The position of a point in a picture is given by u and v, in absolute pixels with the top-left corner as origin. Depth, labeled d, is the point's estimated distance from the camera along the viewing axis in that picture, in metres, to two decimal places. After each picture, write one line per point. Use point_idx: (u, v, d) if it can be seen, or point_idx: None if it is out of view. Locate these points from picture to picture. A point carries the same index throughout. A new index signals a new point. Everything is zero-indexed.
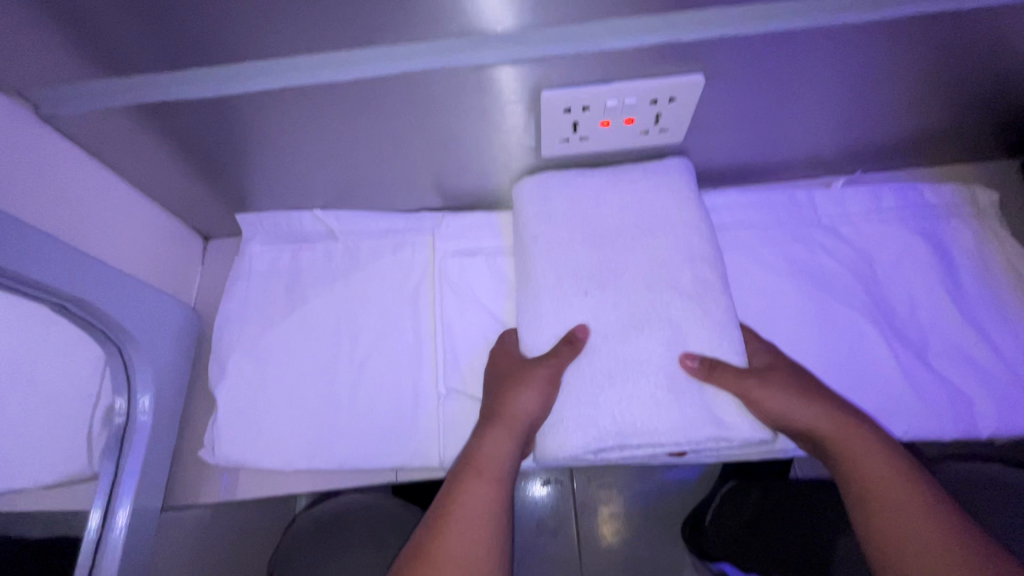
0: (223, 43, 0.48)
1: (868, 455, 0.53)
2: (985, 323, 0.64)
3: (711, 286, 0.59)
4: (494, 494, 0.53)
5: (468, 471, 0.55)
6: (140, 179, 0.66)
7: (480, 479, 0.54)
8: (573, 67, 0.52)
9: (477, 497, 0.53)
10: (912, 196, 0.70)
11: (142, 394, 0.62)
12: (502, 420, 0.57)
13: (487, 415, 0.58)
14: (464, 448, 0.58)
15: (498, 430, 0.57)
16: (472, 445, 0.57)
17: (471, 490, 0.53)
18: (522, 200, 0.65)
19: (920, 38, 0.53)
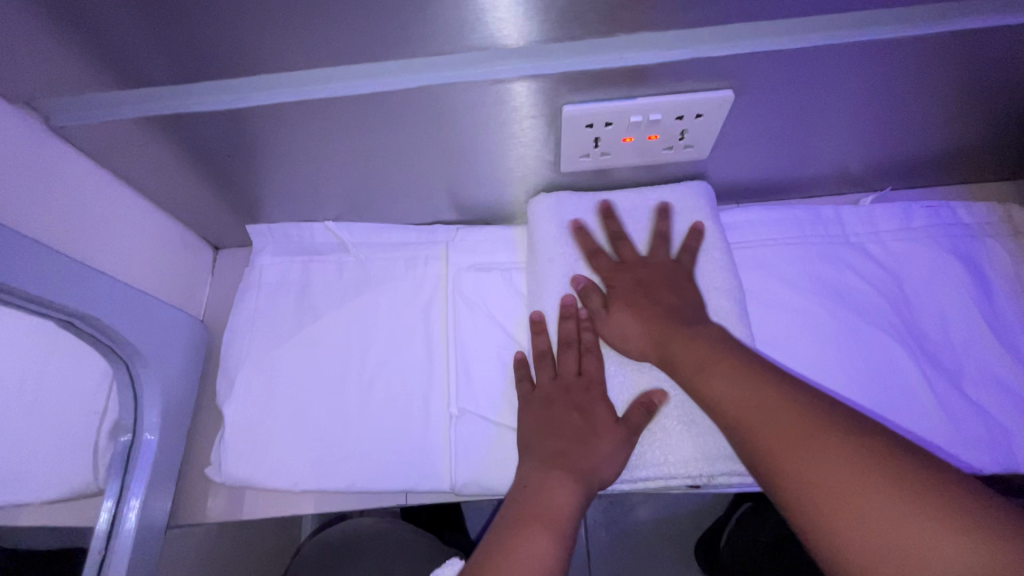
0: (234, 57, 0.46)
1: (694, 350, 0.51)
2: (1022, 350, 0.61)
3: (728, 314, 0.58)
4: (559, 546, 0.47)
5: (533, 519, 0.48)
6: (148, 189, 0.64)
7: (545, 528, 0.48)
8: (599, 81, 0.50)
9: (541, 545, 0.46)
10: (945, 215, 0.67)
11: (149, 411, 0.61)
12: (572, 467, 0.51)
13: (551, 456, 0.52)
14: (524, 493, 0.51)
15: (565, 474, 0.51)
16: (534, 487, 0.51)
17: (534, 537, 0.47)
18: (537, 218, 0.63)
19: (969, 53, 0.50)
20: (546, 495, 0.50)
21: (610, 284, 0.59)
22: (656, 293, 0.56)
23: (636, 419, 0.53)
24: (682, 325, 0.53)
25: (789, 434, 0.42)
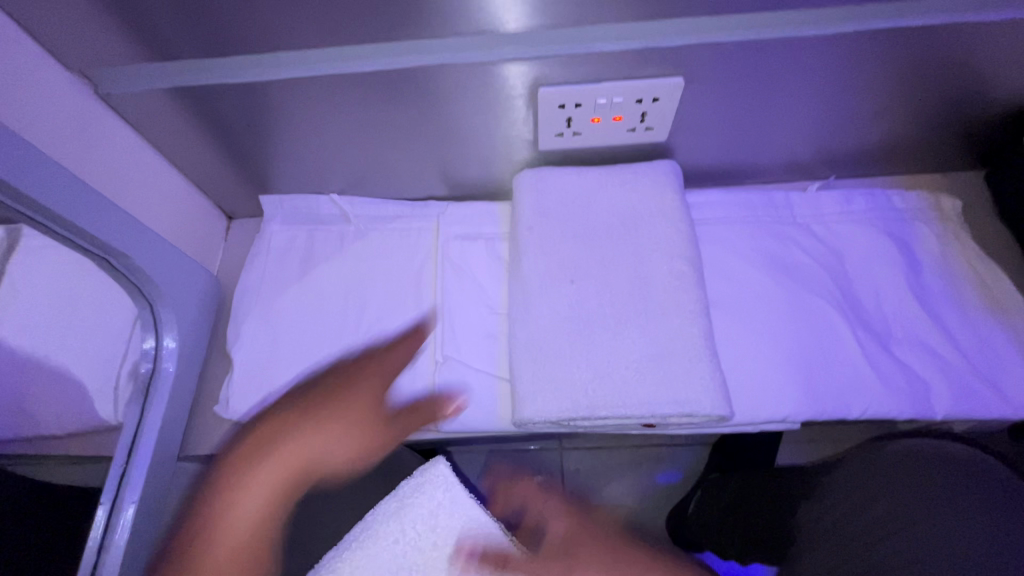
0: (260, 35, 0.55)
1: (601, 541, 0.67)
2: (944, 316, 0.68)
3: (686, 272, 0.64)
4: (273, 492, 0.60)
5: (263, 456, 0.61)
6: (175, 157, 0.73)
7: (279, 463, 0.61)
8: (567, 66, 0.59)
9: (252, 501, 0.59)
10: (882, 201, 0.75)
11: (168, 335, 0.68)
12: (271, 450, 0.61)
13: (324, 395, 0.66)
14: (255, 439, 0.63)
15: (263, 438, 0.63)
16: (262, 432, 0.63)
17: (256, 469, 0.60)
18: (518, 189, 0.71)
19: (882, 52, 0.59)
20: (281, 437, 0.62)
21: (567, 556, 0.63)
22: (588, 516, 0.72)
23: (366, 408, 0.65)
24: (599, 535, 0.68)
25: None
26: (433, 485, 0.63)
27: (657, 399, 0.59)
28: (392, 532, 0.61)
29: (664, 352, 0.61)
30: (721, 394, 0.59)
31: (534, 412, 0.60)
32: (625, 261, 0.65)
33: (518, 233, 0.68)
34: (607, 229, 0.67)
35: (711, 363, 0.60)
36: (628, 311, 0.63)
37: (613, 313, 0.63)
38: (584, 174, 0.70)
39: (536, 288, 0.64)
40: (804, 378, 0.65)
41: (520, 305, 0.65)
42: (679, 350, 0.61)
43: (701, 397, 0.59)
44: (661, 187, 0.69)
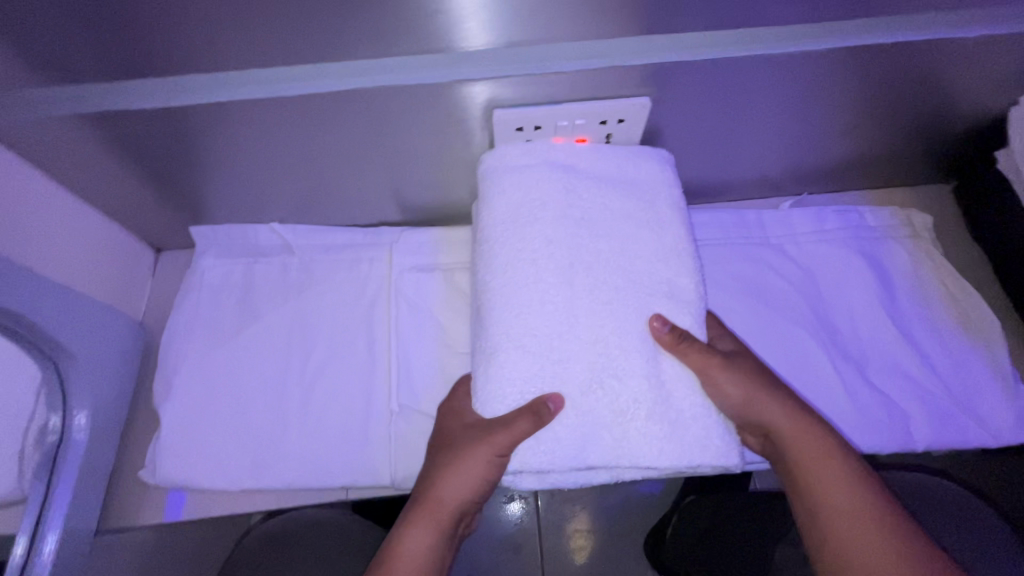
0: (169, 52, 0.48)
1: (466, 468, 0.51)
2: (920, 340, 0.66)
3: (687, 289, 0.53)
4: (440, 539, 0.52)
5: (418, 516, 0.52)
6: (82, 189, 0.64)
7: (427, 524, 0.52)
8: (524, 87, 0.53)
9: (422, 539, 0.51)
10: (853, 218, 0.72)
11: (78, 410, 0.58)
12: (428, 515, 0.52)
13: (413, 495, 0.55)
14: (419, 481, 0.55)
15: (423, 523, 0.52)
16: (425, 482, 0.54)
17: (417, 533, 0.51)
18: (489, 178, 0.56)
19: (855, 68, 0.56)
20: (430, 488, 0.53)
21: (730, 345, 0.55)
22: (448, 455, 0.52)
23: (520, 428, 0.47)
24: (446, 457, 0.52)
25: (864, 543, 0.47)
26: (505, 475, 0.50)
27: (670, 456, 0.49)
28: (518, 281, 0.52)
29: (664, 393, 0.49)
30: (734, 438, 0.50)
31: (520, 483, 0.51)
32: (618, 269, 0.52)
33: (486, 247, 0.53)
34: (596, 237, 0.53)
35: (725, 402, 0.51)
36: (621, 341, 0.50)
37: (603, 346, 0.50)
38: (559, 168, 0.56)
39: (511, 308, 0.50)
40: None
41: (486, 356, 0.50)
42: (684, 388, 0.50)
43: (707, 446, 0.49)
44: (657, 184, 0.57)
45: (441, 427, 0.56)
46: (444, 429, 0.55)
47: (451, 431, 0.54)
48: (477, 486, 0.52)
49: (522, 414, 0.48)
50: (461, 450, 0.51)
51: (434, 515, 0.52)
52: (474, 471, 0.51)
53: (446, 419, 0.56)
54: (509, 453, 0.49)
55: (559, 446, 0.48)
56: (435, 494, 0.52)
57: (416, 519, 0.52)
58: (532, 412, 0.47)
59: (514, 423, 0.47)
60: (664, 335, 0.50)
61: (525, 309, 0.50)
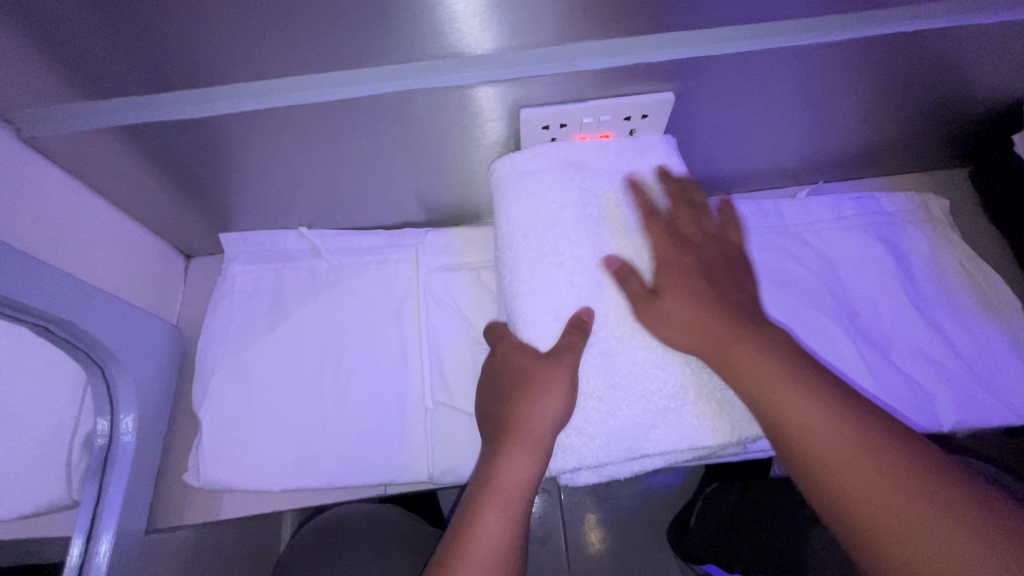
0: (212, 64, 0.50)
1: (539, 413, 0.48)
2: (942, 322, 0.67)
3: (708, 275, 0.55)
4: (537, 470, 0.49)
5: (512, 450, 0.49)
6: (118, 200, 0.65)
7: (525, 452, 0.49)
8: (551, 86, 0.55)
9: (524, 470, 0.48)
10: (871, 205, 0.73)
11: (125, 414, 0.60)
12: (527, 443, 0.48)
13: (497, 440, 0.50)
14: (497, 424, 0.51)
15: (519, 452, 0.48)
16: (506, 418, 0.50)
17: (518, 463, 0.48)
18: (502, 191, 0.59)
19: (876, 57, 0.57)
20: (521, 419, 0.49)
21: (660, 261, 0.54)
22: (512, 400, 0.50)
23: (579, 347, 0.50)
24: (520, 391, 0.50)
25: (848, 469, 0.42)
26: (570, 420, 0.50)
27: (722, 434, 0.50)
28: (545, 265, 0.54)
29: (699, 374, 0.51)
30: None
31: (578, 479, 0.53)
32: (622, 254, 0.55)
33: (514, 243, 0.56)
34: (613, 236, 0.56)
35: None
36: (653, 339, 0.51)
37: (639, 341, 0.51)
38: (566, 164, 0.59)
39: (540, 316, 0.52)
40: None
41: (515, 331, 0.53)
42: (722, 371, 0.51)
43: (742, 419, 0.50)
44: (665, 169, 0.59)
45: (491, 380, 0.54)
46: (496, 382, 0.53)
47: (502, 375, 0.52)
48: (545, 431, 0.48)
49: (573, 332, 0.50)
50: (530, 390, 0.49)
51: (509, 491, 0.48)
52: (544, 412, 0.48)
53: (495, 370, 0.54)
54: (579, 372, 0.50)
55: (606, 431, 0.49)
56: (507, 457, 0.49)
57: (512, 450, 0.49)
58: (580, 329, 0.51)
59: (572, 346, 0.49)
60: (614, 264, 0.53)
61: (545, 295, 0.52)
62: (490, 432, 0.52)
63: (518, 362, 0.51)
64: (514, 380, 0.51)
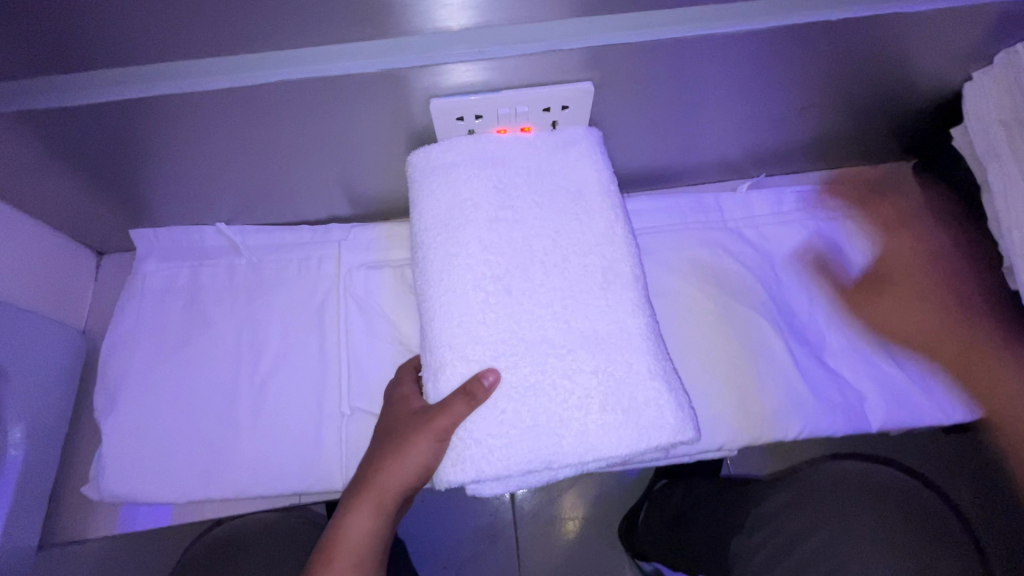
0: (83, 44, 0.45)
1: (406, 456, 0.49)
2: (876, 322, 0.65)
3: (622, 284, 0.52)
4: (380, 521, 0.51)
5: (363, 494, 0.51)
6: (9, 196, 0.61)
7: (373, 503, 0.51)
8: (459, 75, 0.51)
9: (365, 519, 0.50)
10: (810, 199, 0.71)
11: (14, 426, 0.56)
12: (376, 491, 0.51)
13: (359, 482, 0.53)
14: (366, 465, 0.53)
15: (366, 502, 0.51)
16: (373, 463, 0.52)
17: (360, 511, 0.51)
18: (416, 179, 0.56)
19: (802, 46, 0.54)
20: (379, 473, 0.51)
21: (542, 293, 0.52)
22: (391, 442, 0.51)
23: (455, 413, 0.47)
24: (390, 441, 0.51)
25: None
26: (447, 460, 0.48)
27: (627, 445, 0.47)
28: (461, 269, 0.52)
29: (613, 383, 0.48)
30: (687, 413, 0.48)
31: (484, 490, 0.49)
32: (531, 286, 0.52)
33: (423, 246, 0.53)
34: (526, 236, 0.53)
35: (670, 378, 0.50)
36: (562, 345, 0.49)
37: (546, 347, 0.49)
38: (487, 159, 0.56)
39: (454, 339, 0.50)
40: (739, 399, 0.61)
41: (432, 367, 0.50)
42: (633, 375, 0.48)
43: (664, 430, 0.47)
44: (584, 166, 0.57)
45: (387, 414, 0.55)
46: (387, 414, 0.54)
47: (391, 414, 0.54)
48: (397, 487, 0.50)
49: (457, 396, 0.47)
50: (403, 437, 0.50)
51: (378, 495, 0.51)
52: (412, 458, 0.49)
53: (392, 409, 0.54)
54: (447, 441, 0.48)
55: (506, 445, 0.47)
56: (379, 474, 0.51)
57: (363, 498, 0.51)
58: (466, 392, 0.47)
59: (443, 411, 0.47)
60: (484, 386, 0.47)
61: (458, 307, 0.51)
62: (360, 475, 0.54)
63: (405, 410, 0.52)
64: (395, 426, 0.52)
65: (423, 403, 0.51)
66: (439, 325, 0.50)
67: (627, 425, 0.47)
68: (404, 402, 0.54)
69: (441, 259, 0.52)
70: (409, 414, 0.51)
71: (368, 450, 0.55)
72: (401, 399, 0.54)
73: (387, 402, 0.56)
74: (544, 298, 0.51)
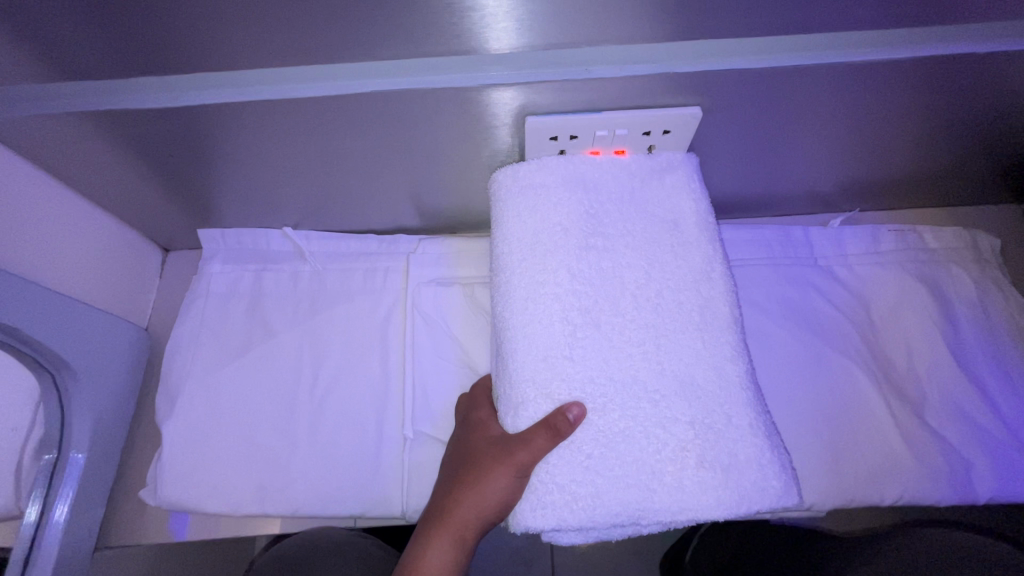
0: (188, 45, 0.43)
1: (485, 489, 0.46)
2: (986, 381, 0.59)
3: (721, 326, 0.48)
4: (460, 556, 0.47)
5: (439, 526, 0.48)
6: (88, 190, 0.60)
7: (450, 537, 0.47)
8: (562, 94, 0.48)
9: (443, 554, 0.47)
10: (914, 240, 0.65)
11: (79, 423, 0.56)
12: (454, 523, 0.47)
13: (434, 512, 0.49)
14: (442, 494, 0.50)
15: (443, 536, 0.47)
16: (448, 493, 0.49)
17: (437, 546, 0.47)
18: (499, 201, 0.53)
19: (936, 79, 0.49)
20: (456, 504, 0.48)
21: (636, 332, 0.48)
22: (469, 471, 0.48)
23: (538, 445, 0.43)
24: (468, 470, 0.48)
25: None
26: (526, 501, 0.45)
27: (725, 506, 0.44)
28: (547, 301, 0.48)
29: (711, 436, 0.45)
30: (786, 473, 0.45)
31: (561, 538, 0.46)
32: (624, 324, 0.48)
33: (507, 272, 0.50)
34: (617, 267, 0.50)
35: (769, 434, 0.46)
36: (656, 389, 0.46)
37: (639, 390, 0.46)
38: (578, 183, 0.52)
39: (537, 377, 0.46)
40: (830, 455, 0.56)
41: (511, 403, 0.47)
42: (732, 430, 0.45)
43: (763, 490, 0.44)
44: (680, 196, 0.53)
45: (464, 438, 0.51)
46: (463, 440, 0.51)
47: (467, 440, 0.51)
48: (476, 521, 0.47)
49: (539, 429, 0.44)
50: (482, 467, 0.46)
51: (456, 526, 0.47)
52: (493, 492, 0.45)
53: (468, 433, 0.51)
54: (529, 474, 0.45)
55: (594, 495, 0.44)
56: (457, 505, 0.48)
57: (439, 531, 0.48)
58: (550, 426, 0.44)
59: (525, 443, 0.44)
60: (569, 420, 0.43)
61: (546, 341, 0.47)
62: (433, 503, 0.51)
63: (482, 437, 0.49)
64: (472, 454, 0.48)
65: (501, 432, 0.47)
66: (523, 361, 0.47)
67: (725, 484, 0.44)
68: (481, 427, 0.50)
69: (526, 287, 0.49)
70: (487, 442, 0.48)
71: (442, 476, 0.52)
72: (477, 423, 0.51)
73: (462, 426, 0.53)
74: (638, 337, 0.48)
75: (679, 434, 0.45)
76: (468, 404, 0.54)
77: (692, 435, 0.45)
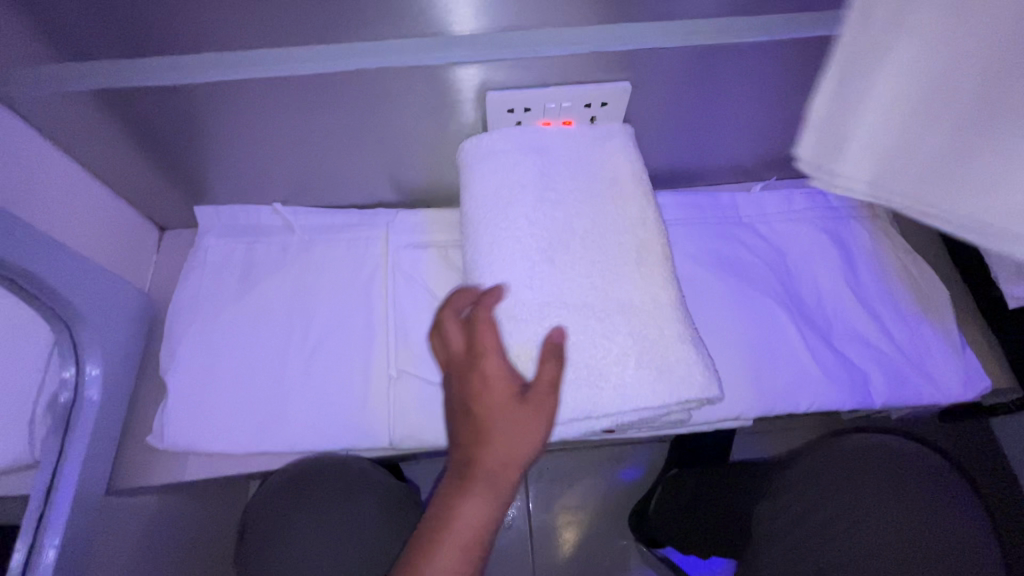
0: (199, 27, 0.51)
1: (519, 439, 0.51)
2: (880, 310, 0.71)
3: (654, 259, 0.58)
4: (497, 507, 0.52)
5: (475, 486, 0.51)
6: (95, 167, 0.67)
7: (486, 492, 0.51)
8: (515, 71, 0.58)
9: (481, 508, 0.51)
10: (821, 200, 0.77)
11: (91, 374, 0.61)
12: (487, 476, 0.51)
13: (462, 475, 0.52)
14: (462, 455, 0.53)
15: (480, 494, 0.51)
16: (469, 450, 0.52)
17: (473, 502, 0.51)
18: (467, 164, 0.62)
19: (817, 57, 0.61)
20: (487, 461, 0.51)
21: (584, 264, 0.57)
22: (494, 426, 0.51)
23: (556, 377, 0.52)
24: (492, 425, 0.51)
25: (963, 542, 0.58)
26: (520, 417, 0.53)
27: (660, 399, 0.53)
28: (508, 241, 0.57)
29: (647, 344, 0.54)
30: (710, 372, 0.54)
31: None
32: (573, 258, 0.57)
33: (474, 220, 0.59)
34: (567, 214, 0.59)
35: (696, 343, 0.56)
36: (602, 309, 0.55)
37: (587, 310, 0.55)
38: (533, 148, 0.62)
39: (502, 302, 0.55)
40: (755, 374, 0.66)
41: (482, 326, 0.56)
42: (664, 339, 0.54)
43: (690, 383, 0.53)
44: (618, 157, 0.63)
45: (467, 396, 0.53)
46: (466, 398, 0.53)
47: (473, 398, 0.53)
48: (512, 472, 0.52)
49: (551, 362, 0.52)
50: (511, 419, 0.51)
51: (489, 480, 0.51)
52: (528, 439, 0.51)
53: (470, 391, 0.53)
54: (555, 412, 0.52)
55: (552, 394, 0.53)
56: (487, 461, 0.51)
57: (474, 491, 0.51)
58: (555, 356, 0.52)
59: (553, 384, 0.51)
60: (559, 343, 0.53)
61: (509, 274, 0.56)
62: (454, 467, 0.54)
63: (493, 390, 0.52)
64: (489, 408, 0.52)
65: (513, 380, 0.52)
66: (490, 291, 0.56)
67: (659, 381, 0.53)
68: (484, 381, 0.52)
69: (491, 232, 0.58)
70: (504, 392, 0.52)
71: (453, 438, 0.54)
72: (476, 379, 0.53)
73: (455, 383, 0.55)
74: (585, 268, 0.57)
75: (621, 343, 0.54)
76: (449, 357, 0.56)
77: (631, 342, 0.54)
